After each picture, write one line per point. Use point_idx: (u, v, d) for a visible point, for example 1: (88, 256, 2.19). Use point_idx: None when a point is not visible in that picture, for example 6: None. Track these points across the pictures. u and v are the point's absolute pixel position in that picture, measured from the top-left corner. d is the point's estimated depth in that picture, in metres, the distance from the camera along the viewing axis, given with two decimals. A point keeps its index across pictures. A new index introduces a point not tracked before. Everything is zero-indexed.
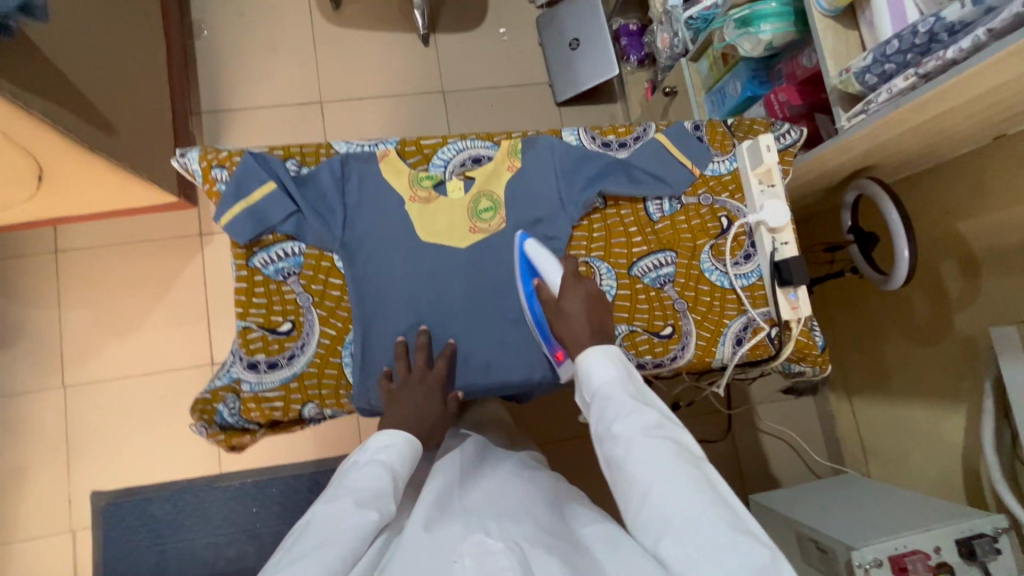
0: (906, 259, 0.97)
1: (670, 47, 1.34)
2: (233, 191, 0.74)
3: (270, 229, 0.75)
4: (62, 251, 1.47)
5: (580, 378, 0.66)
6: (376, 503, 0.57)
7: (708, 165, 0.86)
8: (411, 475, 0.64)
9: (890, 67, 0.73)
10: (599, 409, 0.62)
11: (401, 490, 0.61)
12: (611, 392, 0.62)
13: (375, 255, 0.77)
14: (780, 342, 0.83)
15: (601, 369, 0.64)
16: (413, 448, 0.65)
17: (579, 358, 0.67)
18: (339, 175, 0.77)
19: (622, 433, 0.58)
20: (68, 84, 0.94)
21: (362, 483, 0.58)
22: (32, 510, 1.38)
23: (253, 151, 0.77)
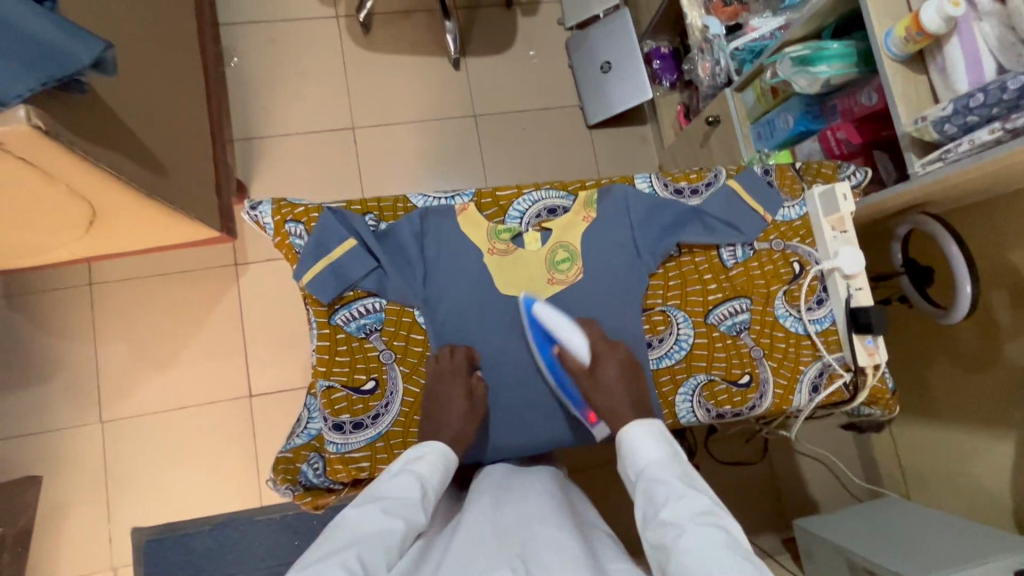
0: (968, 295, 0.97)
1: (712, 76, 1.35)
2: (314, 248, 0.74)
3: (351, 286, 0.74)
4: (97, 284, 1.45)
5: (624, 457, 0.64)
6: (405, 509, 0.57)
7: (779, 211, 0.86)
8: (441, 489, 0.63)
9: (973, 118, 0.73)
10: (645, 490, 0.59)
11: (429, 501, 0.60)
12: (658, 473, 0.60)
13: (454, 308, 0.77)
14: (855, 388, 0.83)
15: (647, 447, 0.63)
16: (445, 459, 0.65)
17: (622, 433, 0.65)
18: (419, 229, 0.77)
19: (670, 519, 0.54)
20: (126, 130, 0.93)
21: (391, 490, 0.58)
22: (71, 547, 1.36)
23: (332, 207, 0.77)
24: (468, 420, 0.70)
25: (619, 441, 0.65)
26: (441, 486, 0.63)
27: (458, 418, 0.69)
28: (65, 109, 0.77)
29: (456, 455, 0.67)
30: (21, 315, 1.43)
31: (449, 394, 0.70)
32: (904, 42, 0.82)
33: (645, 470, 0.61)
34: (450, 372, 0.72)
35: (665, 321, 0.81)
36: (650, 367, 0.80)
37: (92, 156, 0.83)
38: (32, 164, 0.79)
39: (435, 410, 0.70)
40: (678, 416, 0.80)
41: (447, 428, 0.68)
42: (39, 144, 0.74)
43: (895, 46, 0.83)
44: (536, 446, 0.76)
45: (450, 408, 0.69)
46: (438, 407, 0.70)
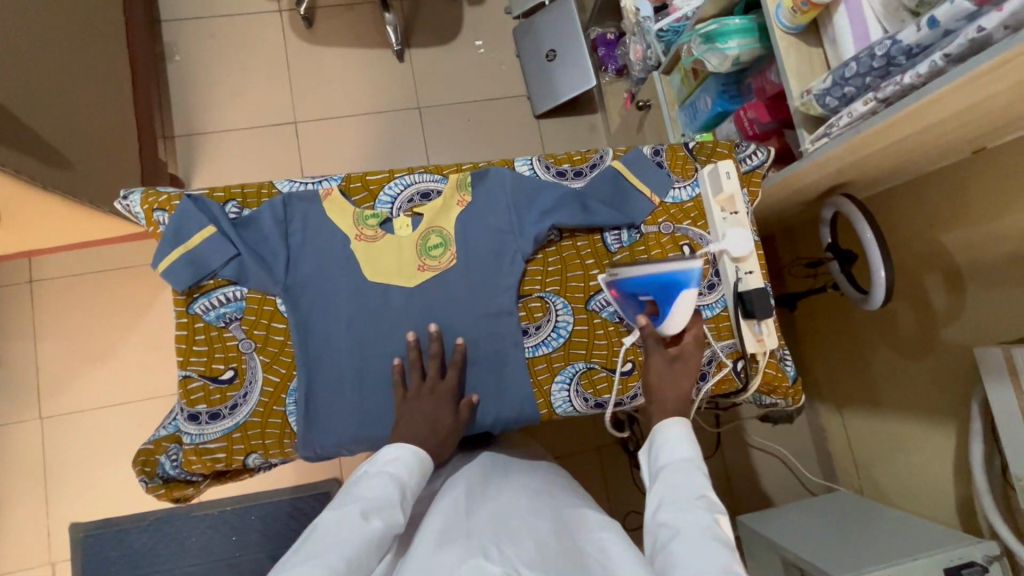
0: (883, 279, 0.93)
1: (644, 60, 1.29)
2: (171, 236, 0.72)
3: (211, 274, 0.73)
4: (37, 281, 1.46)
5: (656, 442, 0.68)
6: (384, 509, 0.56)
7: (668, 193, 0.83)
8: (419, 487, 0.62)
9: (850, 89, 0.69)
10: (668, 480, 0.63)
11: (408, 501, 0.59)
12: (686, 468, 0.64)
13: (321, 294, 0.75)
14: (746, 376, 0.80)
15: (680, 445, 0.66)
16: (422, 462, 0.63)
17: (662, 422, 0.69)
18: (281, 216, 0.75)
19: (670, 516, 0.59)
20: (18, 123, 0.92)
21: (367, 492, 0.58)
22: (10, 542, 1.37)
23: (193, 194, 0.75)
24: (446, 431, 0.68)
25: (657, 430, 0.69)
26: (419, 485, 0.62)
27: (440, 428, 0.68)
28: None
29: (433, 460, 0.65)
30: None
31: (438, 406, 0.69)
32: (792, 13, 0.77)
33: (668, 463, 0.65)
34: (441, 387, 0.71)
35: (543, 308, 0.79)
36: (525, 355, 0.77)
37: None
38: None
39: (414, 417, 0.68)
40: (555, 408, 0.77)
41: (427, 438, 0.66)
42: None
43: (786, 18, 0.79)
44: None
45: (431, 416, 0.68)
46: (420, 414, 0.68)
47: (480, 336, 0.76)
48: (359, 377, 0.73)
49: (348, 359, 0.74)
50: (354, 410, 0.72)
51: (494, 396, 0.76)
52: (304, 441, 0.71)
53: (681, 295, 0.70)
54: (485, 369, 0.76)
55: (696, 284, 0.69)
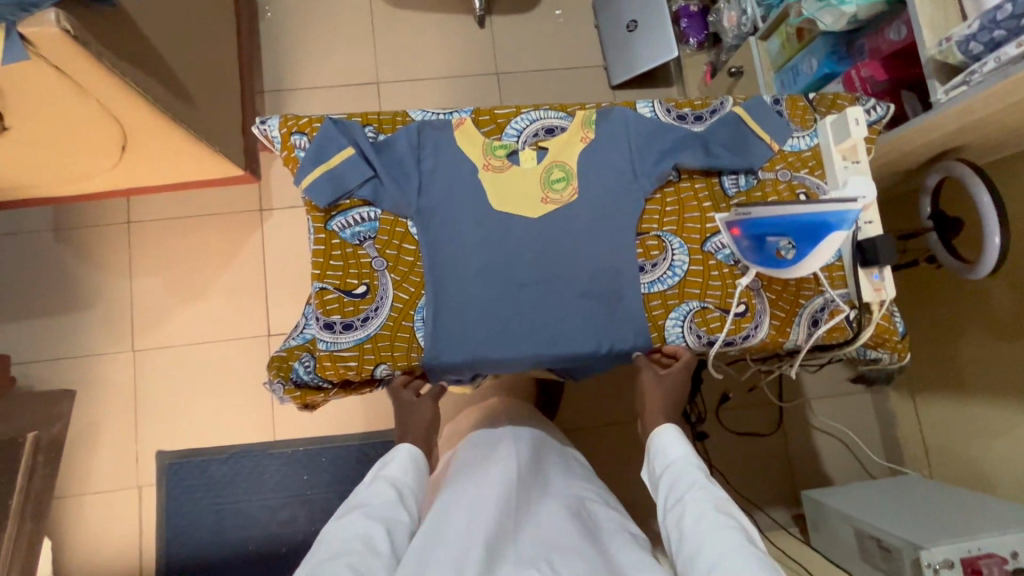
0: (996, 246, 0.91)
1: (738, 26, 1.30)
2: (314, 154, 0.77)
3: (348, 194, 0.77)
4: (134, 222, 1.54)
5: (654, 454, 0.74)
6: (388, 507, 0.69)
7: (787, 141, 0.83)
8: (416, 484, 0.75)
9: (1000, 34, 0.69)
10: (668, 483, 0.69)
11: (407, 501, 0.72)
12: (682, 466, 0.70)
13: (449, 220, 0.78)
14: (859, 325, 0.80)
15: (675, 446, 0.72)
16: (413, 458, 0.76)
17: (655, 432, 0.75)
18: (416, 142, 0.79)
19: (680, 503, 0.65)
20: (157, 55, 0.98)
21: (369, 497, 0.70)
22: (101, 464, 1.46)
23: (334, 118, 0.80)
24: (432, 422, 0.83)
25: (651, 438, 0.76)
26: (416, 482, 0.75)
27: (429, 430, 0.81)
28: (97, 23, 0.81)
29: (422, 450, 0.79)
30: (65, 247, 1.52)
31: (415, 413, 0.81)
32: None
33: (669, 463, 0.71)
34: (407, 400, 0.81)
35: (660, 246, 0.80)
36: (641, 290, 0.79)
37: (121, 72, 0.87)
38: (66, 75, 0.83)
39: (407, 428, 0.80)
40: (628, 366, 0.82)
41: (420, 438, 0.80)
42: (69, 50, 0.78)
43: None
44: (520, 360, 0.76)
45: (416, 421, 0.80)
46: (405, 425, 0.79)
47: (599, 269, 0.78)
48: (480, 299, 0.76)
49: (472, 282, 0.77)
50: (476, 330, 0.76)
51: (607, 328, 0.78)
52: (430, 355, 0.75)
53: (828, 240, 0.69)
54: (600, 302, 0.78)
55: (847, 228, 0.68)
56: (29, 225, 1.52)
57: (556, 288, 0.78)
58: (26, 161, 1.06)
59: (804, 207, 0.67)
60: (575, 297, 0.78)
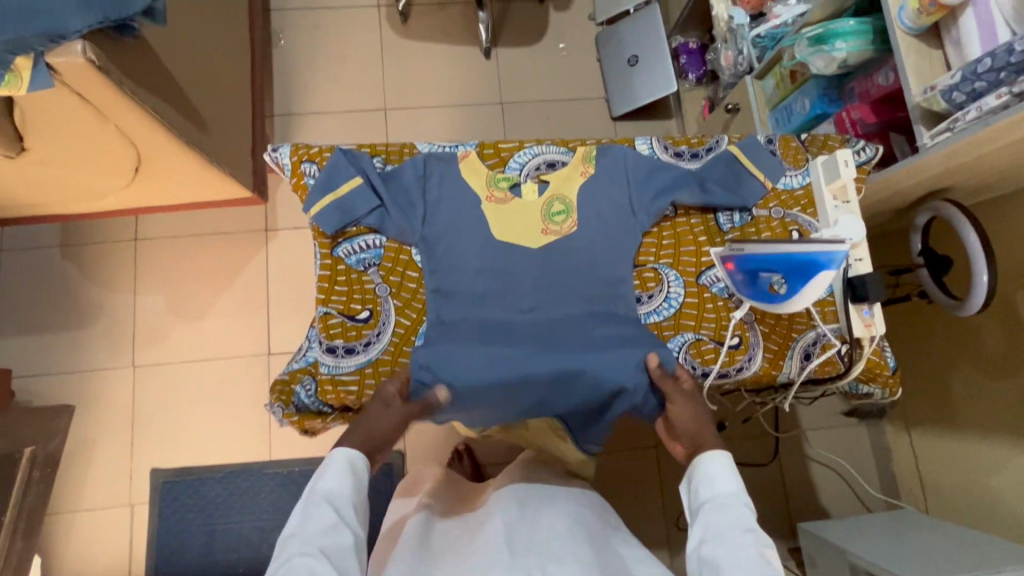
0: (984, 284, 0.94)
1: (734, 65, 1.34)
2: (324, 183, 0.79)
3: (355, 222, 0.80)
4: (141, 239, 1.56)
5: (698, 479, 0.69)
6: (329, 527, 0.64)
7: (780, 179, 0.86)
8: (357, 491, 0.68)
9: (981, 84, 0.73)
10: (711, 519, 0.65)
11: (346, 513, 0.66)
12: (731, 504, 0.66)
13: (452, 250, 0.80)
14: (850, 360, 0.82)
15: (725, 478, 0.68)
16: (352, 464, 0.69)
17: (703, 457, 0.69)
18: (421, 172, 0.81)
19: (719, 548, 0.63)
20: (175, 83, 1.01)
21: (308, 522, 0.64)
22: (93, 481, 1.45)
23: (343, 148, 0.83)
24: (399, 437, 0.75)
25: (695, 461, 0.70)
26: (357, 489, 0.68)
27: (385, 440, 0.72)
28: (120, 53, 0.85)
29: (364, 455, 0.70)
30: (72, 263, 1.54)
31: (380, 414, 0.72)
32: (917, 14, 0.81)
33: (714, 495, 0.67)
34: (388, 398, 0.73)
35: (656, 279, 0.83)
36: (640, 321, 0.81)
37: (140, 99, 0.90)
38: (88, 102, 0.87)
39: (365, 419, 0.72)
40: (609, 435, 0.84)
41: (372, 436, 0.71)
42: (93, 78, 0.81)
43: (909, 19, 0.82)
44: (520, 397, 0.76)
45: (374, 424, 0.71)
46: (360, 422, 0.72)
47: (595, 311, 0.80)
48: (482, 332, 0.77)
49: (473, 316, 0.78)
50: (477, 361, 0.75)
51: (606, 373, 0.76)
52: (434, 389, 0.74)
53: (820, 278, 0.69)
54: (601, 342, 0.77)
55: (839, 267, 0.69)
56: (37, 241, 1.54)
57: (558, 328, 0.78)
58: (40, 180, 1.10)
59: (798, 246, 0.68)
60: (578, 338, 0.78)
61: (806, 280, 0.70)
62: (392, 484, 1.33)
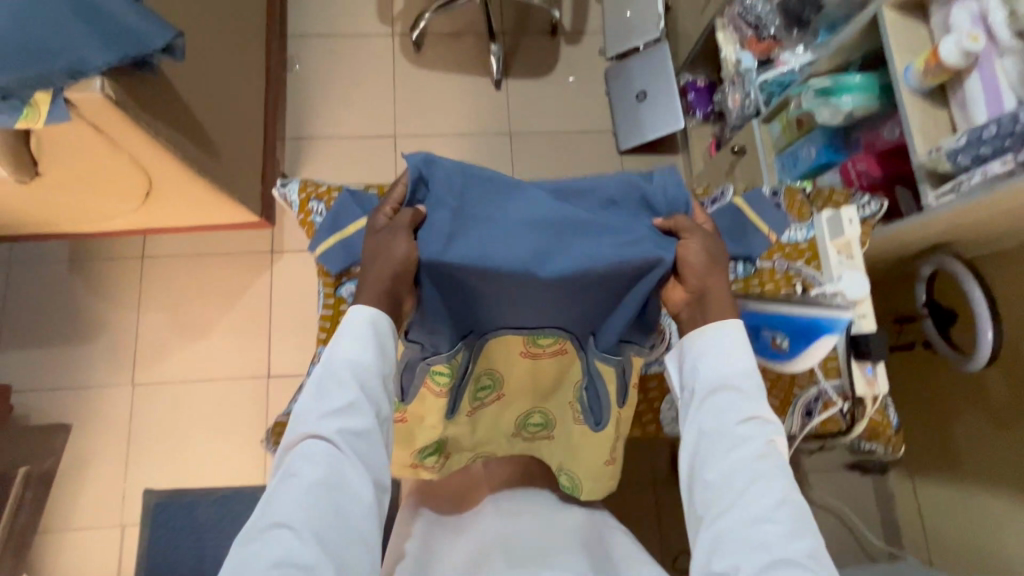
0: (989, 340, 0.93)
1: (743, 107, 1.35)
2: (329, 223, 0.80)
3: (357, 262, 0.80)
4: (147, 257, 1.58)
5: (702, 355, 0.67)
6: (347, 407, 0.63)
7: (784, 232, 0.87)
8: (377, 358, 0.65)
9: (986, 150, 0.73)
10: (713, 395, 0.65)
11: (366, 384, 0.64)
12: (735, 382, 0.65)
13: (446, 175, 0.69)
14: (852, 418, 0.81)
15: (731, 352, 0.66)
16: (371, 329, 0.65)
17: (707, 327, 0.68)
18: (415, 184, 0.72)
19: (720, 431, 0.63)
20: (191, 114, 1.03)
21: (325, 396, 0.63)
22: (86, 500, 1.44)
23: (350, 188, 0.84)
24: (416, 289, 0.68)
25: (699, 330, 0.68)
26: (377, 356, 0.65)
27: (404, 262, 0.64)
28: (137, 87, 0.87)
29: (388, 316, 0.66)
30: (78, 278, 1.55)
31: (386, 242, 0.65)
32: (923, 75, 0.82)
33: (716, 370, 0.66)
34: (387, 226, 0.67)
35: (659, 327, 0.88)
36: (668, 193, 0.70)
37: (155, 131, 0.92)
38: (103, 133, 0.88)
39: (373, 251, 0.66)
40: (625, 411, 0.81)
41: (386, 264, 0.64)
42: (109, 112, 0.83)
43: (915, 79, 0.84)
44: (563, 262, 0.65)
45: (383, 251, 0.65)
46: (373, 256, 0.66)
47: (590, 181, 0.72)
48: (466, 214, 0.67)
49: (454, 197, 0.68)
50: (477, 236, 0.65)
51: (624, 241, 0.66)
52: (427, 252, 0.64)
53: (820, 341, 0.68)
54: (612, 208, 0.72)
55: (841, 332, 0.68)
56: (45, 256, 1.55)
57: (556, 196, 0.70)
58: (53, 203, 1.11)
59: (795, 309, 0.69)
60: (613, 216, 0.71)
61: (804, 341, 0.69)
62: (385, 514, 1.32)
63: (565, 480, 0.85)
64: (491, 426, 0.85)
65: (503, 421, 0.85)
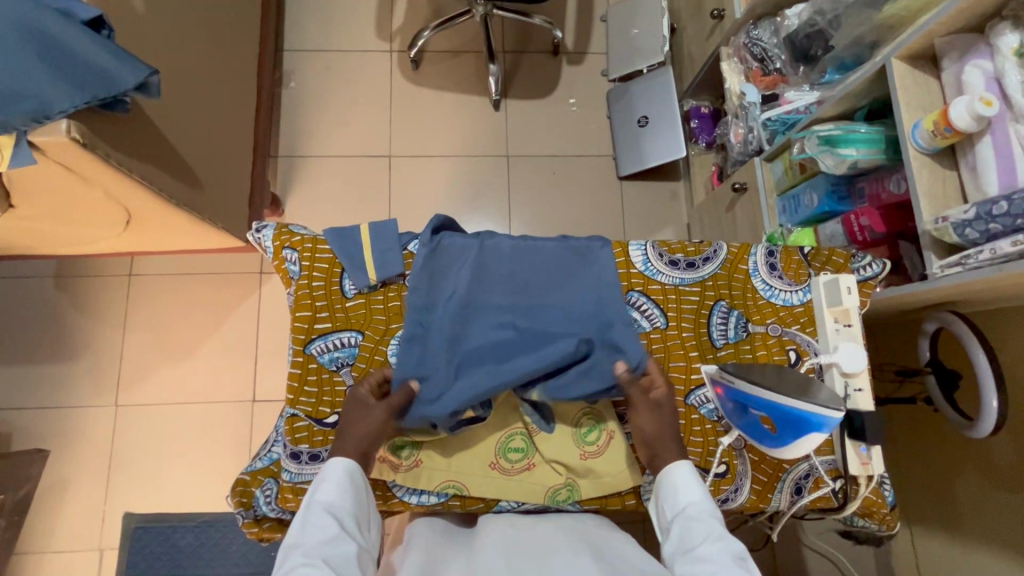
0: (994, 409, 0.89)
1: (745, 143, 1.31)
2: (344, 250, 0.80)
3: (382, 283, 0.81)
4: (135, 275, 1.55)
5: (664, 492, 0.69)
6: (332, 537, 0.61)
7: (778, 295, 0.83)
8: (358, 501, 0.67)
9: (996, 227, 0.69)
10: (683, 528, 0.64)
11: (348, 524, 0.64)
12: (698, 513, 0.65)
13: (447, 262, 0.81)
14: (844, 497, 0.77)
15: (689, 488, 0.67)
16: (351, 475, 0.67)
17: (666, 470, 0.70)
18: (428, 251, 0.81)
19: (702, 553, 0.60)
20: (169, 148, 1.00)
21: (307, 534, 0.61)
22: (65, 522, 1.42)
23: (341, 231, 0.82)
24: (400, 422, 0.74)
25: (660, 479, 0.70)
26: (357, 501, 0.67)
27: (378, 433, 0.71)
28: (108, 125, 0.84)
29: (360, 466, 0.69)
30: (64, 296, 1.53)
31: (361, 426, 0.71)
32: (932, 136, 0.78)
33: (682, 506, 0.66)
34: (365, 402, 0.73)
35: None
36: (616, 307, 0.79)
37: (128, 169, 0.89)
38: (74, 171, 0.85)
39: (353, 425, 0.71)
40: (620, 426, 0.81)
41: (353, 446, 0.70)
42: (78, 154, 0.80)
43: (923, 138, 0.79)
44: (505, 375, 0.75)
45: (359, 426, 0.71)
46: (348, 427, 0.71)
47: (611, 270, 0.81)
48: (465, 308, 0.78)
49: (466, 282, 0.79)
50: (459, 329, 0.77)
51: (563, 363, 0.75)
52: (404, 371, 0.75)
53: (809, 436, 0.64)
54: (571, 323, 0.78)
55: (831, 430, 0.63)
56: (31, 272, 1.53)
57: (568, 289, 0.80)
58: (31, 230, 1.09)
59: (778, 399, 0.63)
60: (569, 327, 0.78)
61: (793, 432, 0.64)
62: None
63: (560, 493, 0.79)
64: (467, 454, 0.79)
65: (479, 449, 0.79)
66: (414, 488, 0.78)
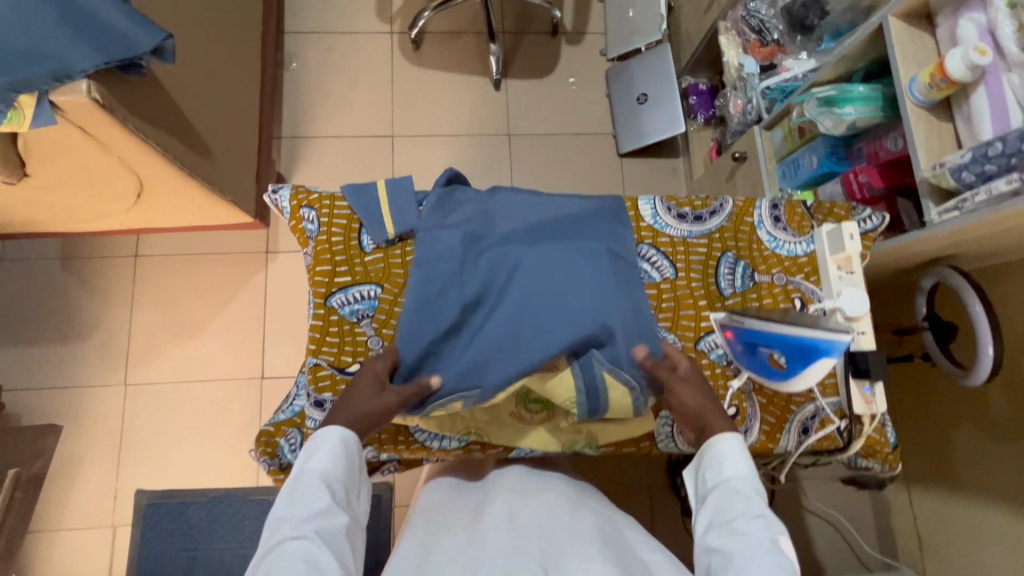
0: (989, 356, 0.92)
1: (744, 113, 1.34)
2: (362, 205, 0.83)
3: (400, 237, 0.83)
4: (140, 256, 1.56)
5: (707, 462, 0.68)
6: (325, 509, 0.62)
7: (782, 246, 0.86)
8: (351, 473, 0.67)
9: (991, 167, 0.72)
10: (721, 501, 0.64)
11: (339, 493, 0.64)
12: (739, 488, 0.65)
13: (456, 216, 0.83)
14: (849, 436, 0.80)
15: (736, 461, 0.67)
16: (344, 445, 0.67)
17: (713, 440, 0.69)
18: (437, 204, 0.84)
19: (739, 529, 0.61)
20: (181, 116, 1.02)
21: (297, 508, 0.62)
22: (77, 499, 1.43)
23: (358, 189, 0.84)
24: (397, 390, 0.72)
25: (705, 447, 0.69)
26: (349, 470, 0.67)
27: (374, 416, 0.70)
28: (125, 90, 0.85)
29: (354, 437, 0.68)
30: (70, 277, 1.54)
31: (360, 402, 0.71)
32: (928, 88, 0.81)
33: (724, 479, 0.66)
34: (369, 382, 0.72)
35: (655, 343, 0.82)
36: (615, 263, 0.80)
37: (144, 134, 0.90)
38: (90, 135, 0.87)
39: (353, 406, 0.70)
40: None
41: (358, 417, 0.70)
42: (97, 115, 0.81)
43: (920, 91, 0.82)
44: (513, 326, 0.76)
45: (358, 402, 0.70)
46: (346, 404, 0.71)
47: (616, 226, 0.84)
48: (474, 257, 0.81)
49: (474, 232, 0.82)
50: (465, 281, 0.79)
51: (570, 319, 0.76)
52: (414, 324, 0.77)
53: (818, 364, 0.66)
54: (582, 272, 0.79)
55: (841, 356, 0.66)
56: (37, 253, 1.54)
57: (570, 243, 0.81)
58: (42, 202, 1.10)
59: (785, 330, 0.67)
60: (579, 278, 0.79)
61: (801, 364, 0.67)
62: (379, 520, 1.32)
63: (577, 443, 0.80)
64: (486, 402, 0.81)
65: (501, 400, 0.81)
66: (435, 433, 0.81)
